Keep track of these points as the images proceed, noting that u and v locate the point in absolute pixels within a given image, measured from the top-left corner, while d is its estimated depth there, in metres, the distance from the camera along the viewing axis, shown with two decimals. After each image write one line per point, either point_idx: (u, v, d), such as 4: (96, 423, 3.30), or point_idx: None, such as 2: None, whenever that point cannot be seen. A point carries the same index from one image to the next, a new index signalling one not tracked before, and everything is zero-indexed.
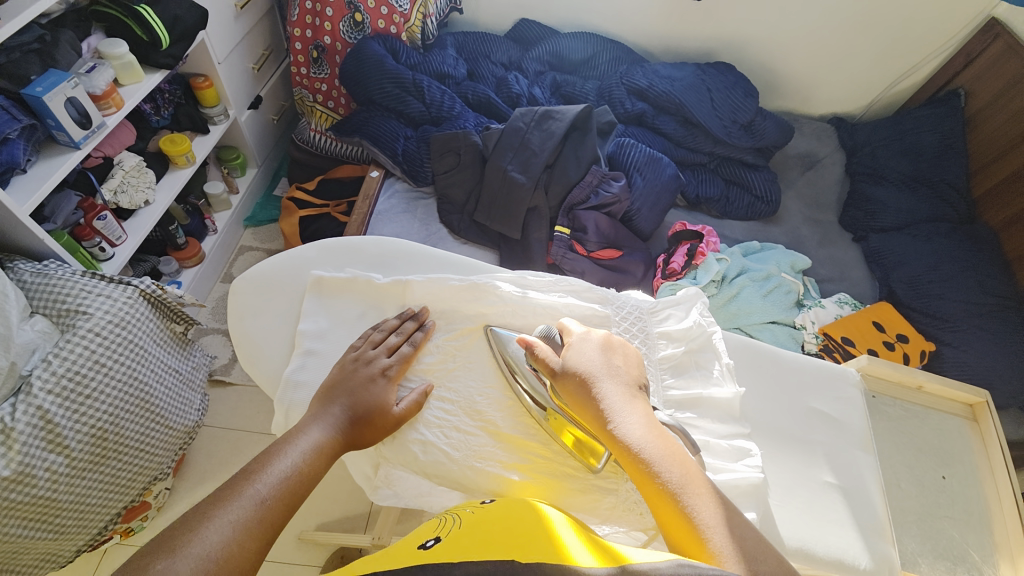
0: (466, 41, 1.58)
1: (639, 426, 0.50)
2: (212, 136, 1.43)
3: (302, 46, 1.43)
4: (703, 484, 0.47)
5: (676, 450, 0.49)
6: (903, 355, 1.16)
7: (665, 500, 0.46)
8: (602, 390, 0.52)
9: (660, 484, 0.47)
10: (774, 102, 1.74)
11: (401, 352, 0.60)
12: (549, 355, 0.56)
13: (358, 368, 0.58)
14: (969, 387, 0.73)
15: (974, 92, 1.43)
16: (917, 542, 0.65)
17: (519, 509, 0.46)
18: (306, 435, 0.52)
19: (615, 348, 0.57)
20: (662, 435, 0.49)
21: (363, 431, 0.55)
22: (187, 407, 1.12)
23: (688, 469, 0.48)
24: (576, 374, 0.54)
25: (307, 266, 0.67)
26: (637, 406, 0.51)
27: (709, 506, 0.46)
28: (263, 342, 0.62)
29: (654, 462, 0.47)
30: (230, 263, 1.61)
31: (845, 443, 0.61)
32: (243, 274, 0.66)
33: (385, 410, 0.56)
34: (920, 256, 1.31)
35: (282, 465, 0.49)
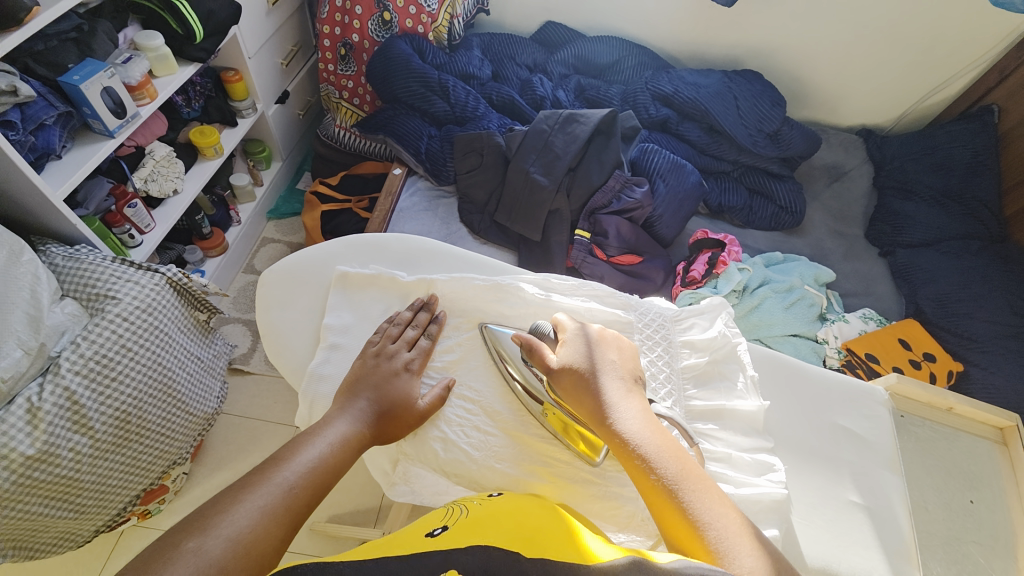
0: (493, 42, 1.59)
1: (635, 420, 0.51)
2: (240, 130, 1.45)
3: (330, 43, 1.45)
4: (700, 480, 0.48)
5: (673, 445, 0.50)
6: (928, 374, 1.13)
7: (660, 493, 0.47)
8: (601, 386, 0.54)
9: (655, 476, 0.47)
10: (801, 112, 1.71)
11: (420, 345, 0.60)
12: (545, 353, 0.57)
13: (380, 362, 0.58)
14: (1000, 411, 0.71)
15: (1008, 109, 1.38)
16: (944, 567, 0.63)
17: (527, 506, 0.49)
18: (332, 427, 0.53)
19: (609, 342, 0.58)
20: (659, 430, 0.51)
21: (388, 424, 0.55)
22: (207, 395, 1.14)
23: (686, 465, 0.49)
24: (572, 369, 0.55)
25: (333, 261, 0.67)
26: (634, 400, 0.53)
27: (707, 501, 0.46)
28: (288, 336, 0.63)
29: (649, 455, 0.48)
30: (252, 255, 1.64)
31: (870, 462, 0.60)
32: (273, 267, 0.67)
33: (411, 404, 0.56)
34: (949, 274, 1.28)
35: (312, 453, 0.50)
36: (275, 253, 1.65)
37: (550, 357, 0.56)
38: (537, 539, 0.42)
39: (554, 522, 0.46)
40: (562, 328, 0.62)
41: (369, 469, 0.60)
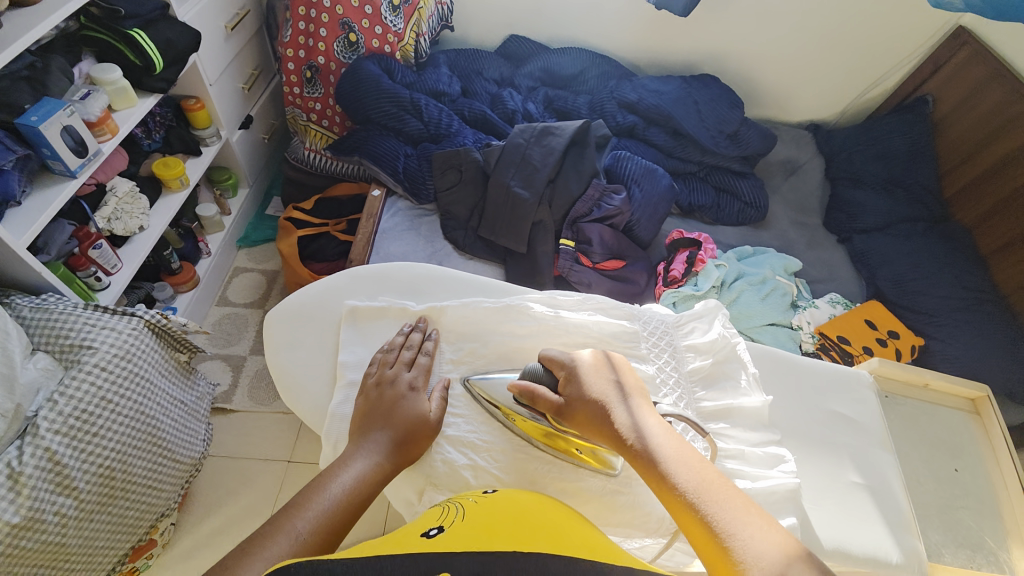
0: (458, 58, 1.60)
1: (655, 439, 0.52)
2: (205, 159, 1.40)
3: (295, 66, 1.42)
4: (727, 491, 0.48)
5: (696, 460, 0.51)
6: (895, 350, 1.22)
7: (684, 509, 0.48)
8: (614, 406, 0.54)
9: (680, 493, 0.48)
10: (754, 112, 1.81)
11: (419, 363, 0.62)
12: (546, 394, 0.57)
13: (385, 390, 0.59)
14: (970, 383, 0.78)
15: (940, 99, 1.50)
16: (940, 534, 0.70)
17: (522, 502, 0.51)
18: (349, 468, 0.53)
19: (618, 364, 0.59)
20: (680, 445, 0.51)
21: (405, 449, 0.56)
22: (193, 439, 1.09)
23: (711, 478, 0.49)
24: (585, 393, 0.56)
25: (342, 295, 0.69)
26: (650, 416, 0.54)
27: (737, 514, 0.46)
28: (303, 376, 0.63)
29: (670, 471, 0.49)
30: (225, 286, 1.58)
31: (865, 442, 0.65)
32: (276, 307, 0.68)
33: (424, 421, 0.58)
34: (902, 256, 1.39)
35: (327, 497, 0.50)
36: (249, 283, 1.60)
37: (549, 396, 0.57)
38: (534, 535, 0.44)
39: (548, 521, 0.48)
40: (573, 343, 0.64)
41: (393, 503, 0.59)
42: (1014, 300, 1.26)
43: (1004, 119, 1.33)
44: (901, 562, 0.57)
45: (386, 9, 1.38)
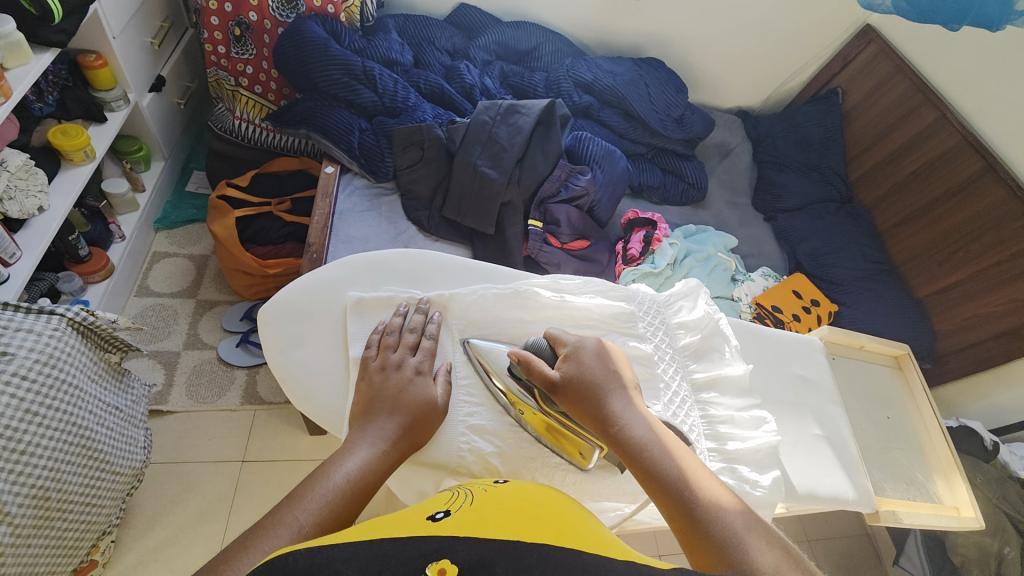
0: (408, 24, 1.50)
1: (637, 426, 0.55)
2: (112, 126, 1.21)
3: (220, 21, 1.25)
4: (703, 481, 0.52)
5: (678, 450, 0.54)
6: (816, 317, 1.39)
7: (663, 493, 0.51)
8: (603, 391, 0.58)
9: (660, 479, 0.52)
10: (692, 96, 1.91)
11: (423, 347, 0.61)
12: (542, 367, 0.59)
13: (388, 374, 0.58)
14: (894, 344, 0.94)
15: (849, 91, 1.69)
16: (883, 473, 0.83)
17: (527, 491, 0.52)
18: (353, 456, 0.51)
19: (610, 354, 0.61)
20: (661, 434, 0.55)
21: (413, 434, 0.55)
22: (133, 447, 0.98)
23: (690, 467, 0.53)
24: (574, 383, 0.58)
25: (343, 286, 0.67)
26: (636, 405, 0.57)
27: (712, 500, 0.50)
28: (311, 375, 0.61)
29: (655, 455, 0.53)
30: (145, 274, 1.40)
31: (822, 400, 0.75)
32: (268, 303, 0.65)
33: (433, 406, 0.57)
34: (817, 233, 1.57)
35: (329, 485, 0.48)
36: (175, 269, 1.42)
37: (544, 369, 0.59)
38: (539, 523, 0.46)
39: (551, 506, 0.50)
40: (578, 327, 0.67)
41: (406, 498, 0.58)
42: (904, 269, 1.50)
43: (906, 109, 1.52)
44: (855, 498, 0.68)
45: None
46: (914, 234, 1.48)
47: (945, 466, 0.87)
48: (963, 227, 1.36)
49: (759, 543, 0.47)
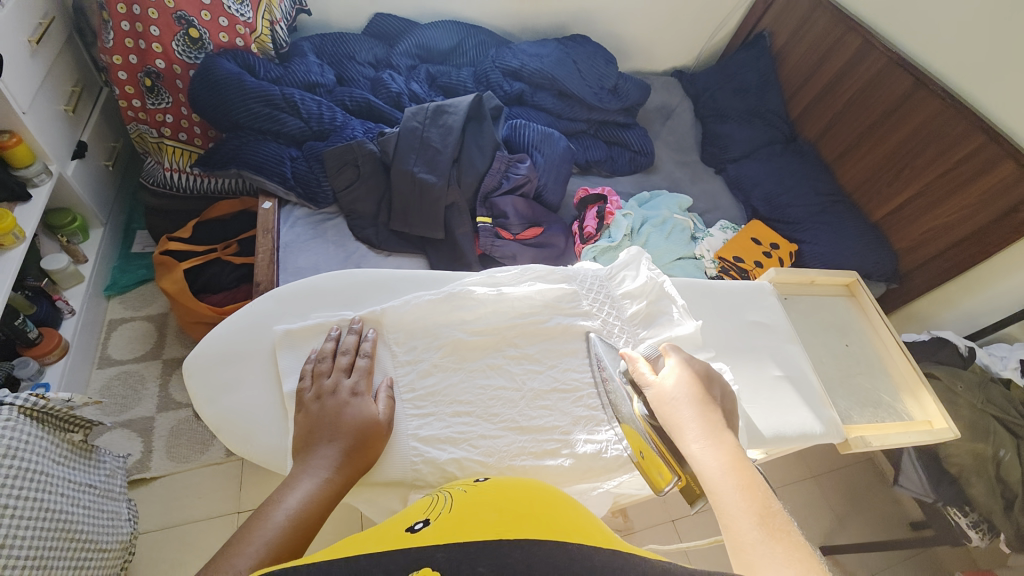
0: (325, 44, 1.47)
1: (716, 460, 0.51)
2: (38, 203, 1.17)
3: (128, 74, 1.20)
4: (780, 534, 0.44)
5: (758, 495, 0.48)
6: (778, 259, 1.40)
7: (734, 534, 0.46)
8: (685, 416, 0.55)
9: (732, 522, 0.47)
10: (626, 64, 1.91)
11: (359, 366, 0.63)
12: (644, 373, 0.60)
13: (325, 400, 0.59)
14: (842, 274, 1.03)
15: (775, 32, 1.72)
16: (846, 401, 0.90)
17: (511, 488, 0.49)
18: (295, 490, 0.51)
19: (711, 381, 0.60)
20: (742, 472, 0.50)
21: (355, 457, 0.55)
22: (116, 522, 0.96)
23: (769, 515, 0.46)
24: (664, 399, 0.57)
25: (271, 320, 0.69)
26: (722, 438, 0.53)
27: (783, 557, 0.42)
28: (248, 415, 0.63)
29: (722, 486, 0.49)
30: (103, 344, 1.37)
31: (778, 340, 0.80)
32: (195, 351, 0.67)
33: (377, 424, 0.58)
34: (768, 175, 1.57)
35: (270, 527, 0.47)
36: (135, 333, 1.39)
37: (644, 374, 0.60)
38: (517, 517, 0.43)
39: (538, 500, 0.47)
40: (519, 314, 0.71)
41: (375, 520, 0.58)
42: (856, 196, 1.51)
43: (832, 40, 1.53)
44: (822, 430, 0.74)
45: None
46: (859, 160, 1.49)
47: (911, 382, 0.95)
48: (905, 144, 1.37)
49: None
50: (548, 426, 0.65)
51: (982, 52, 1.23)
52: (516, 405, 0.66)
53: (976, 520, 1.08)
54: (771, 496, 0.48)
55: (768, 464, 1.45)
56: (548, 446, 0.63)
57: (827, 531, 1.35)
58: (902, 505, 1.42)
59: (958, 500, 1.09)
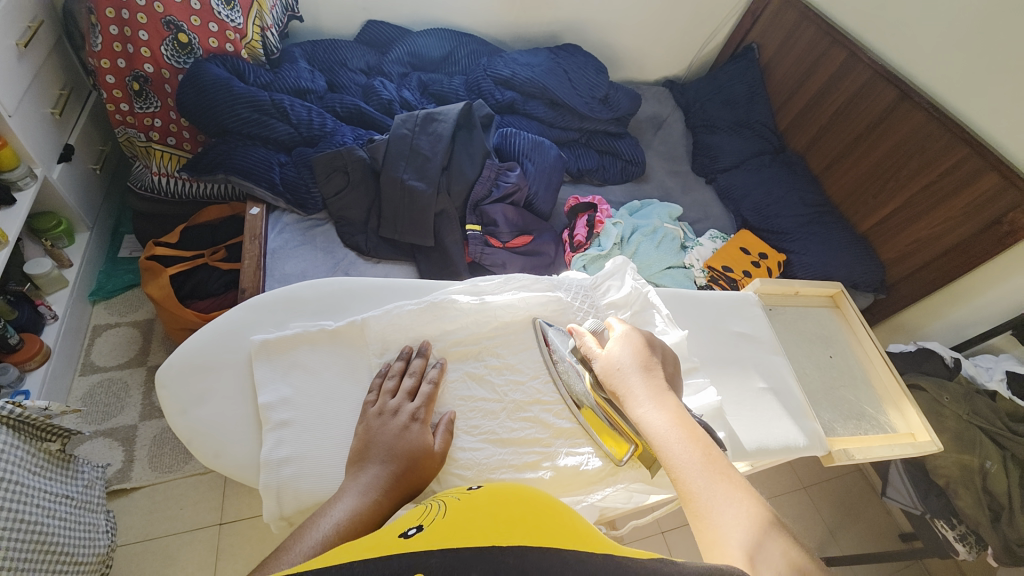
0: (316, 51, 1.47)
1: (662, 420, 0.56)
2: (22, 206, 1.15)
3: (116, 78, 1.20)
4: (723, 476, 0.51)
5: (702, 444, 0.54)
6: (767, 269, 1.40)
7: (684, 484, 0.52)
8: (630, 384, 0.60)
9: (681, 473, 0.52)
10: (617, 75, 1.92)
11: (422, 392, 0.65)
12: (592, 347, 0.65)
13: (385, 420, 0.61)
14: (828, 284, 1.05)
15: (763, 45, 1.74)
16: (830, 413, 0.91)
17: (508, 492, 0.44)
18: (340, 504, 0.52)
19: (655, 347, 0.64)
20: (685, 426, 0.55)
21: (405, 482, 0.56)
22: (93, 534, 0.94)
23: (712, 461, 0.53)
24: (608, 370, 0.62)
25: (246, 330, 0.70)
26: (664, 398, 0.58)
27: (728, 497, 0.49)
28: (220, 431, 0.63)
29: (669, 445, 0.54)
30: (87, 350, 1.35)
31: (764, 352, 0.85)
32: (166, 364, 0.66)
33: (429, 452, 0.59)
34: (758, 186, 1.58)
35: (317, 533, 0.48)
36: (120, 339, 1.38)
37: (592, 349, 0.64)
38: (513, 523, 0.38)
39: (537, 506, 0.42)
40: (503, 324, 0.74)
41: None
42: (843, 207, 1.52)
43: (818, 53, 1.56)
44: (806, 442, 0.77)
45: (218, 3, 1.23)
46: (846, 172, 1.50)
47: (896, 396, 0.95)
48: (890, 156, 1.38)
49: (767, 549, 0.45)
50: (529, 439, 0.67)
51: (959, 66, 1.26)
52: (497, 416, 0.68)
53: (963, 532, 1.10)
54: (714, 444, 0.55)
55: (760, 474, 1.45)
56: (529, 459, 0.66)
57: (818, 542, 1.34)
58: (892, 516, 1.42)
59: (945, 512, 1.11)
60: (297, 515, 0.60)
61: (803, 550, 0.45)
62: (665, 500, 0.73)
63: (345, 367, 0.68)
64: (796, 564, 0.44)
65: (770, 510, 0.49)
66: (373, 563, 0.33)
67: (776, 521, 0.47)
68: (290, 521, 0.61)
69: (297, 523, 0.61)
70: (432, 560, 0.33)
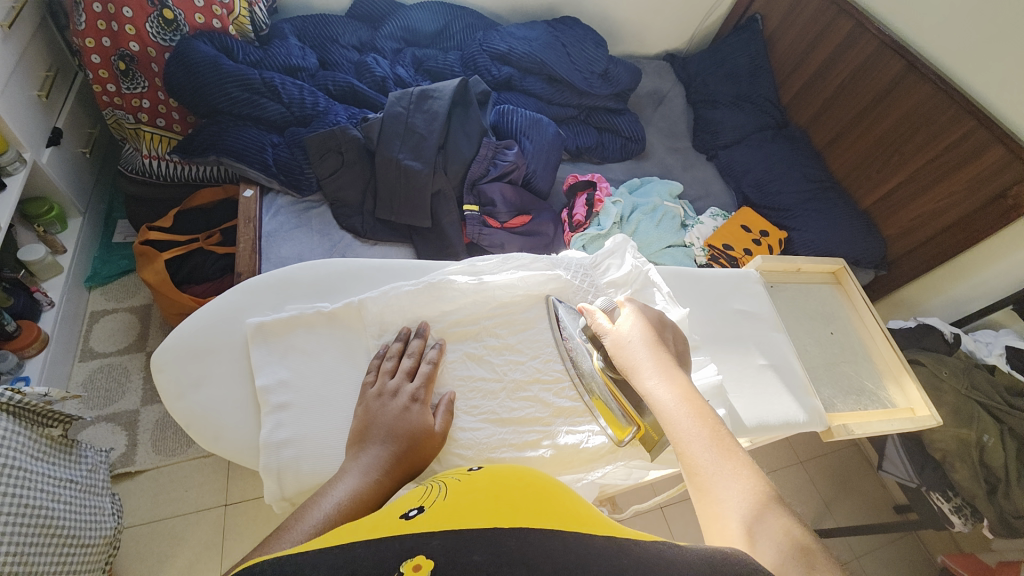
0: (306, 26, 1.42)
1: (669, 395, 0.56)
2: (12, 191, 1.13)
3: (101, 58, 1.16)
4: (732, 455, 0.50)
5: (710, 422, 0.53)
6: (767, 247, 1.39)
7: (689, 458, 0.51)
8: (639, 357, 0.60)
9: (687, 448, 0.52)
10: (616, 48, 1.87)
11: (422, 371, 0.65)
12: (603, 324, 0.65)
13: (385, 402, 0.61)
14: (830, 261, 1.04)
15: (767, 16, 1.69)
16: (830, 389, 0.91)
17: (509, 475, 0.44)
18: (341, 485, 0.52)
19: (666, 326, 0.65)
20: (693, 403, 0.55)
21: (407, 462, 0.56)
22: (99, 517, 0.95)
23: (720, 439, 0.52)
24: (619, 343, 0.62)
25: (243, 313, 0.69)
26: (671, 374, 0.58)
27: (735, 475, 0.48)
28: (220, 414, 0.63)
29: (675, 419, 0.54)
30: (86, 336, 1.34)
31: (765, 329, 0.84)
32: (163, 347, 0.66)
33: (430, 433, 0.59)
34: (760, 162, 1.55)
35: (318, 513, 0.48)
36: (118, 325, 1.37)
37: (603, 324, 0.64)
38: (514, 504, 0.38)
39: (536, 487, 0.41)
40: (502, 304, 0.73)
41: None
42: (846, 183, 1.50)
43: (824, 23, 1.51)
44: (806, 419, 0.77)
45: None
46: (850, 146, 1.48)
47: (896, 371, 0.96)
48: (895, 129, 1.35)
49: (771, 526, 0.44)
50: (530, 419, 0.67)
51: (969, 34, 1.22)
52: (497, 396, 0.68)
53: (958, 504, 1.11)
54: (721, 422, 0.54)
55: (758, 448, 1.47)
56: (530, 438, 0.66)
57: (813, 515, 1.37)
58: (887, 489, 1.44)
59: (940, 484, 1.12)
60: (299, 496, 0.61)
61: (804, 528, 0.44)
62: (665, 476, 0.74)
63: (343, 349, 0.68)
64: (796, 542, 0.42)
65: (773, 490, 0.48)
66: (375, 544, 0.33)
67: (779, 501, 0.47)
68: (293, 502, 0.61)
69: (299, 504, 0.61)
70: (433, 542, 0.33)
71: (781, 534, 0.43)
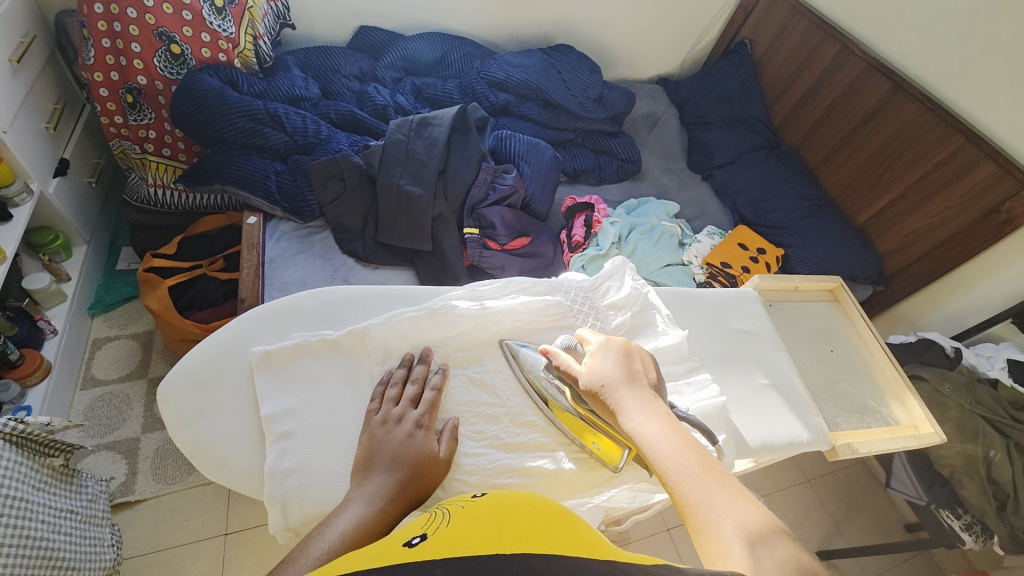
0: (309, 57, 1.47)
1: (654, 430, 0.55)
2: (19, 222, 1.14)
3: (109, 91, 1.20)
4: (721, 484, 0.51)
5: (696, 452, 0.53)
6: (765, 264, 1.40)
7: (681, 495, 0.51)
8: (621, 396, 0.59)
9: (678, 485, 0.51)
10: (610, 73, 1.92)
11: (425, 398, 0.65)
12: (571, 364, 0.63)
13: (389, 429, 0.61)
14: (828, 278, 1.05)
15: (756, 41, 1.75)
16: (833, 408, 0.91)
17: (512, 501, 0.44)
18: (346, 514, 0.51)
19: (633, 353, 0.64)
20: (678, 434, 0.55)
21: (412, 489, 0.56)
22: (98, 548, 0.93)
23: (707, 468, 0.52)
24: (597, 385, 0.60)
25: (247, 342, 0.70)
26: (653, 407, 0.57)
27: (728, 506, 0.49)
28: (223, 443, 0.63)
29: (663, 455, 0.53)
30: (88, 364, 1.34)
31: (764, 347, 0.85)
32: (168, 377, 0.66)
33: (434, 459, 0.59)
34: (754, 181, 1.58)
35: (322, 544, 0.48)
36: (120, 352, 1.37)
37: (573, 367, 0.63)
38: (518, 530, 0.38)
39: (537, 513, 0.41)
40: (503, 328, 0.74)
41: None
42: (840, 201, 1.52)
43: (811, 46, 1.56)
44: (810, 438, 0.77)
45: (209, 13, 1.22)
46: (841, 166, 1.51)
47: (898, 388, 0.96)
48: (885, 148, 1.39)
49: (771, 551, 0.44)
50: (533, 444, 0.67)
51: (952, 55, 1.26)
52: (500, 421, 0.68)
53: (968, 522, 1.09)
54: (706, 451, 0.54)
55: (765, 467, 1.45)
56: (534, 464, 0.65)
57: (823, 536, 1.34)
58: (897, 507, 1.42)
59: (950, 502, 1.10)
60: (302, 526, 0.60)
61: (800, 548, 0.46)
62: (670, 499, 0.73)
63: (346, 376, 0.68)
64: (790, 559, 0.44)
65: (768, 514, 0.48)
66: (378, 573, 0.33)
67: (774, 520, 0.48)
68: (296, 532, 0.60)
69: (303, 534, 0.61)
70: (435, 571, 0.33)
71: (776, 558, 0.44)
